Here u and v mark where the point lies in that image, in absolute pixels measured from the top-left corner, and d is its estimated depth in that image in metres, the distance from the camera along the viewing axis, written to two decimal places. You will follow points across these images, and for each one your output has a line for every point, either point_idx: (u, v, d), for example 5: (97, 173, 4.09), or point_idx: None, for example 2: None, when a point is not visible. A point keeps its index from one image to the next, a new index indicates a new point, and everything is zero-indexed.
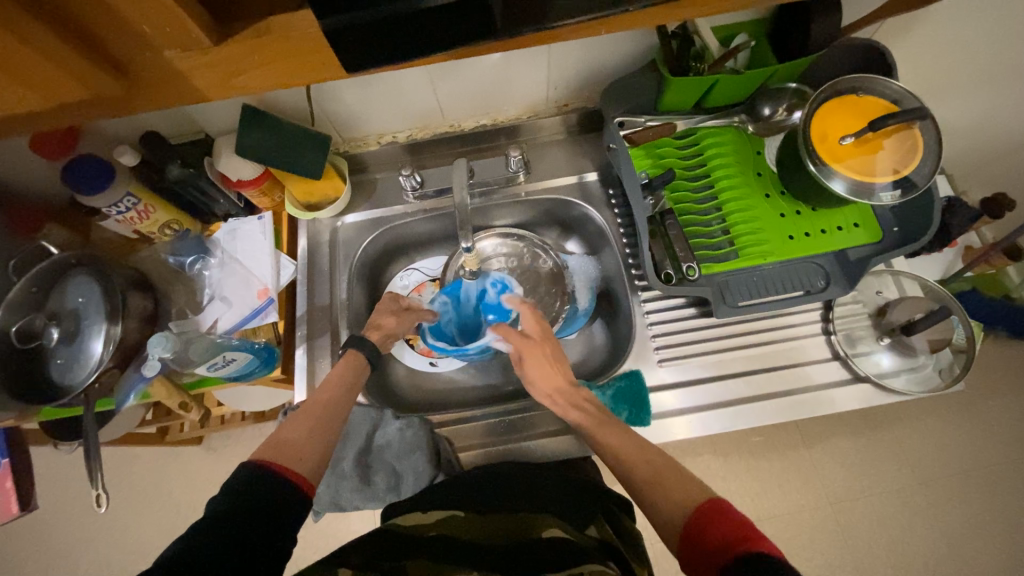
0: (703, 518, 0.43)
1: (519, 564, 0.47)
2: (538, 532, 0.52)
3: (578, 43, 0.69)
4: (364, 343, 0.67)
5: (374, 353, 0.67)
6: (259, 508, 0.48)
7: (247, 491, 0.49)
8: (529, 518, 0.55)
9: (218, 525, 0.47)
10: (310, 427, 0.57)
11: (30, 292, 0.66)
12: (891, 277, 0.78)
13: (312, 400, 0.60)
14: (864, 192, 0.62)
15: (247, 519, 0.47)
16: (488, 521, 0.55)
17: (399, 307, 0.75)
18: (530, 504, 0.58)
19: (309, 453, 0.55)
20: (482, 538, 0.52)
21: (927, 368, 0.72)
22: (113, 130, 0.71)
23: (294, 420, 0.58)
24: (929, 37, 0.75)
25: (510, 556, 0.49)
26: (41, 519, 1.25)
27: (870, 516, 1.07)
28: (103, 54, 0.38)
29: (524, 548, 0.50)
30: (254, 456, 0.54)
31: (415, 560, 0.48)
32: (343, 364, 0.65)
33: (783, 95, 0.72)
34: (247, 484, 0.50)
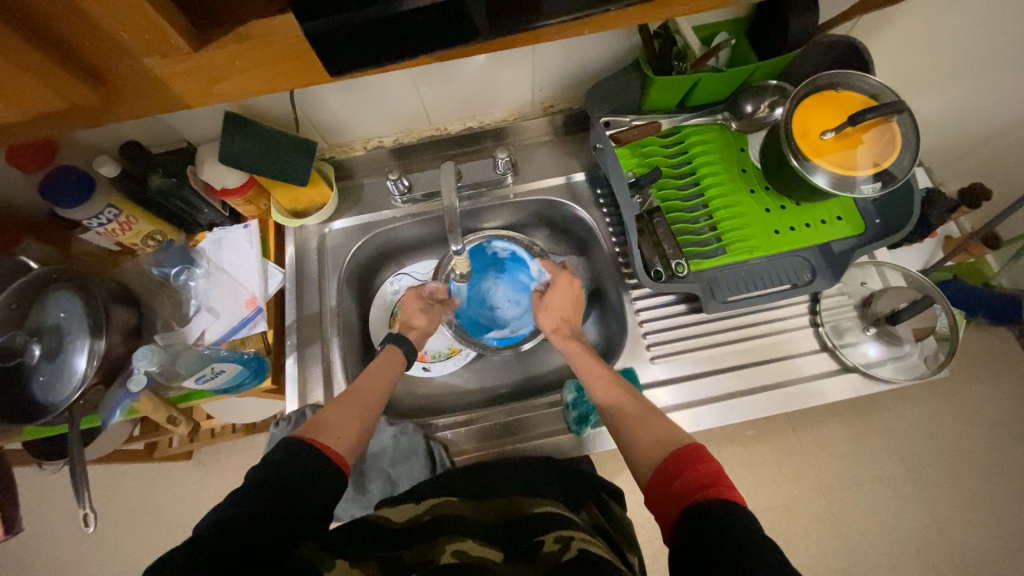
0: (683, 460, 0.47)
1: (519, 544, 0.48)
2: (534, 509, 0.52)
3: (562, 45, 0.69)
4: (403, 340, 0.71)
5: (411, 350, 0.71)
6: (289, 485, 0.48)
7: (284, 463, 0.49)
8: (523, 500, 0.55)
9: (248, 499, 0.46)
10: (348, 411, 0.58)
11: (8, 309, 0.64)
12: (875, 268, 0.79)
13: (357, 388, 0.62)
14: (846, 186, 0.64)
15: (281, 496, 0.47)
16: (482, 505, 0.55)
17: (425, 303, 0.79)
18: (523, 488, 0.58)
19: (348, 435, 0.56)
20: (481, 520, 0.52)
21: (912, 357, 0.74)
22: (91, 140, 0.70)
23: (336, 404, 0.58)
24: (903, 31, 0.77)
25: (513, 537, 0.49)
26: (26, 542, 1.21)
27: (862, 504, 1.09)
28: (79, 62, 0.37)
29: (525, 527, 0.51)
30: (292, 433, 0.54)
31: (412, 548, 0.48)
32: (380, 357, 0.68)
33: (766, 92, 0.72)
34: (287, 457, 0.50)
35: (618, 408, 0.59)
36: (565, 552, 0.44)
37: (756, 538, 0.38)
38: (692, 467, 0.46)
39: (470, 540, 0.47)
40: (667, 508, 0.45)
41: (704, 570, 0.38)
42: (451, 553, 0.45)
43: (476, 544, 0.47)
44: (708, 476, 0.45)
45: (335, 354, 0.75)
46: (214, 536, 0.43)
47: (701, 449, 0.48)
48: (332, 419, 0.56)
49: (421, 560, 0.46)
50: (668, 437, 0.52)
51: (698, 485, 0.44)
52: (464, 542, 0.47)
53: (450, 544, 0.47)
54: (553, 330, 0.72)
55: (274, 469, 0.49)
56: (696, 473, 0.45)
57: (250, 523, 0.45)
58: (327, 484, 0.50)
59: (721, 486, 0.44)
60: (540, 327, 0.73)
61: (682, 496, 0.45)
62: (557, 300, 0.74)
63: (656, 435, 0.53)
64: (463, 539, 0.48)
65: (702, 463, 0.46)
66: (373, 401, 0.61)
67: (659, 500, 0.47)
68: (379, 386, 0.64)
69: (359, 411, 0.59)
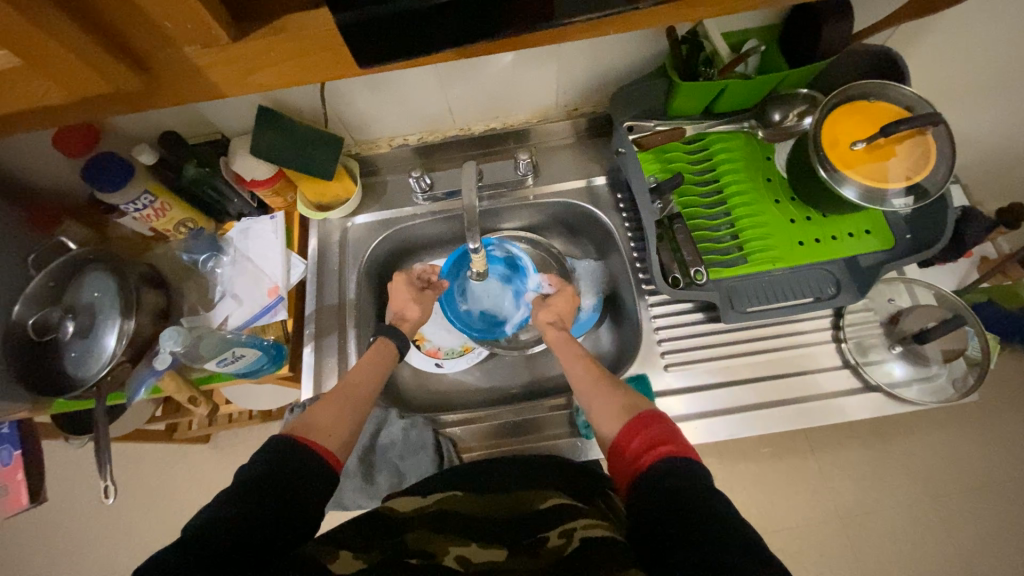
0: (642, 422, 0.51)
1: (521, 538, 0.49)
2: (539, 504, 0.53)
3: (587, 48, 0.70)
4: (393, 333, 0.70)
5: (402, 341, 0.71)
6: (277, 486, 0.47)
7: (273, 462, 0.49)
8: (527, 494, 0.56)
9: (245, 497, 0.45)
10: (340, 407, 0.58)
11: (47, 286, 0.68)
12: (904, 285, 0.76)
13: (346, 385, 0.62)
14: (876, 199, 0.62)
15: (273, 493, 0.46)
16: (484, 498, 0.56)
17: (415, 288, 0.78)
18: (529, 485, 0.58)
19: (339, 431, 0.56)
20: (485, 516, 0.53)
21: (940, 379, 0.71)
22: (131, 129, 0.73)
23: (325, 404, 0.58)
24: (942, 42, 0.75)
25: (515, 530, 0.50)
26: (50, 512, 1.26)
27: (881, 530, 1.05)
28: (125, 49, 0.39)
29: (532, 523, 0.51)
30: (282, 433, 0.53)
31: (414, 532, 0.49)
32: (372, 350, 0.68)
33: (794, 100, 0.71)
34: (274, 455, 0.49)
35: (591, 396, 0.59)
36: (568, 545, 0.45)
37: (707, 492, 0.42)
38: (650, 428, 0.50)
39: (475, 543, 0.48)
40: (627, 468, 0.49)
41: (662, 521, 0.42)
42: (453, 558, 0.45)
43: (478, 548, 0.47)
44: (664, 436, 0.48)
45: (351, 345, 0.77)
46: (208, 535, 0.42)
47: (656, 413, 0.52)
48: (321, 414, 0.57)
49: (421, 548, 0.46)
50: (633, 403, 0.55)
51: (652, 444, 0.48)
52: (467, 547, 0.47)
53: (453, 547, 0.47)
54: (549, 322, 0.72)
55: (262, 469, 0.48)
56: (651, 434, 0.49)
57: (242, 524, 0.44)
58: (320, 476, 0.50)
59: (678, 446, 0.47)
60: (534, 322, 0.74)
61: (639, 456, 0.48)
62: (560, 300, 0.75)
63: (622, 402, 0.56)
64: (467, 543, 0.48)
65: (655, 424, 0.50)
66: (365, 397, 0.62)
67: (618, 463, 0.51)
68: (368, 383, 0.64)
69: (343, 401, 0.59)
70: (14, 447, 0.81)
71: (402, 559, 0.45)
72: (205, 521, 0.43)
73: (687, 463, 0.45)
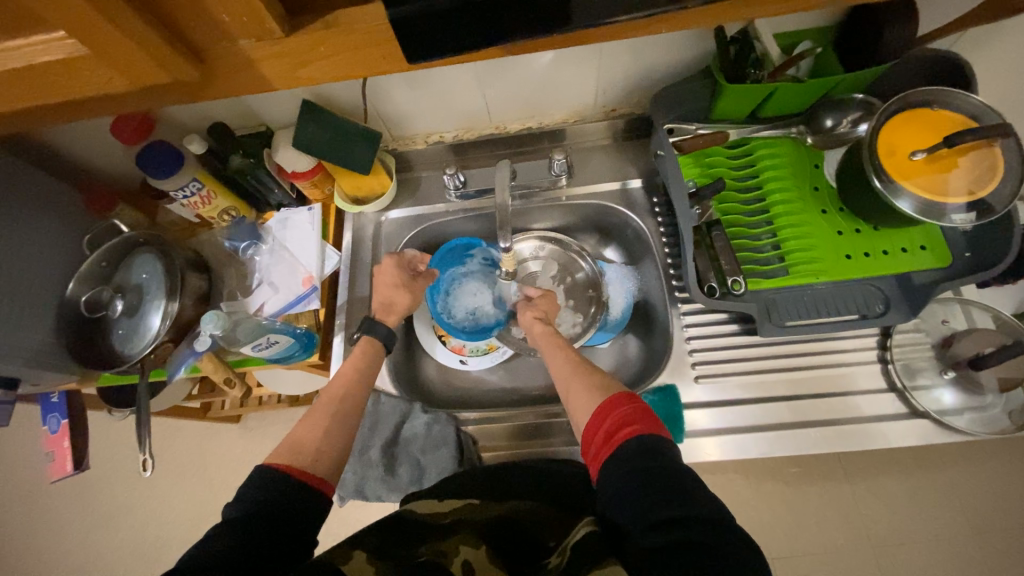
0: (613, 403, 0.52)
1: (528, 563, 0.50)
2: (550, 541, 0.52)
3: (629, 48, 0.68)
4: (374, 328, 0.70)
5: (386, 335, 0.70)
6: (268, 517, 0.47)
7: (265, 497, 0.49)
8: (542, 514, 0.54)
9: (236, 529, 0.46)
10: (325, 427, 0.58)
11: (101, 266, 0.72)
12: (960, 306, 0.71)
13: (328, 393, 0.63)
14: (935, 213, 0.58)
15: (265, 527, 0.46)
16: (499, 502, 0.55)
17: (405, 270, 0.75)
18: (535, 492, 0.57)
19: (336, 441, 0.57)
20: (493, 522, 0.53)
21: (995, 409, 0.66)
22: (182, 119, 0.76)
23: (309, 417, 0.59)
24: (1018, 49, 0.70)
25: (520, 554, 0.51)
26: (91, 479, 1.34)
27: (916, 564, 0.99)
28: (185, 42, 0.40)
29: (530, 555, 0.51)
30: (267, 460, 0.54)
31: (429, 545, 0.48)
32: (359, 349, 0.69)
33: (850, 106, 0.67)
34: (260, 486, 0.50)
35: (568, 377, 0.59)
36: (562, 558, 0.45)
37: (680, 472, 0.44)
38: (620, 407, 0.51)
39: (484, 549, 0.48)
40: (597, 448, 0.50)
41: (642, 502, 0.42)
42: (459, 562, 0.46)
43: (485, 557, 0.47)
44: (633, 414, 0.50)
45: None
46: (196, 563, 0.42)
47: (625, 394, 0.53)
48: (306, 436, 0.56)
49: (434, 551, 0.47)
50: (604, 383, 0.56)
51: (622, 424, 0.49)
52: (475, 550, 0.47)
53: (462, 549, 0.47)
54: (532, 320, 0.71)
55: (255, 505, 0.48)
56: (620, 413, 0.50)
57: (231, 552, 0.44)
58: (309, 499, 0.51)
59: (646, 421, 0.49)
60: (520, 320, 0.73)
61: (608, 438, 0.49)
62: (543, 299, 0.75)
63: (593, 382, 0.56)
64: (478, 545, 0.48)
65: (624, 406, 0.51)
66: (353, 407, 0.62)
67: (590, 442, 0.52)
68: (360, 383, 0.65)
69: (329, 410, 0.60)
70: (62, 416, 0.86)
71: (412, 557, 0.46)
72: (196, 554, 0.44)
73: (657, 438, 0.47)
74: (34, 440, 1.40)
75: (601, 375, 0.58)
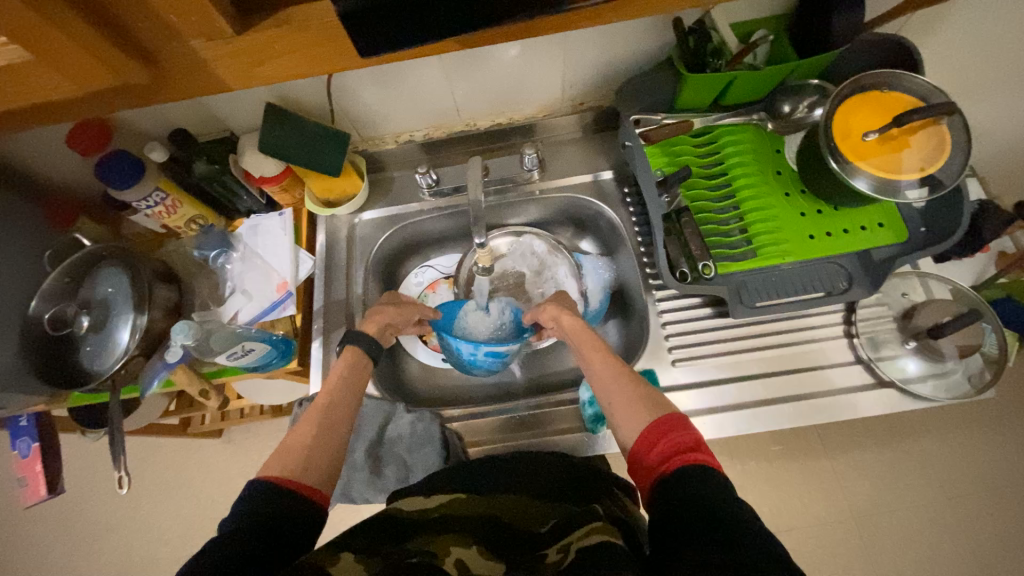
0: (666, 426, 0.50)
1: (521, 552, 0.48)
2: (541, 526, 0.52)
3: (593, 42, 0.69)
4: (360, 338, 0.68)
5: (371, 346, 0.68)
6: (262, 526, 0.46)
7: (259, 509, 0.48)
8: (529, 508, 0.54)
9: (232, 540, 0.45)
10: (314, 433, 0.56)
11: (63, 282, 0.70)
12: (918, 279, 0.74)
13: (314, 403, 0.60)
14: (889, 191, 0.60)
15: (260, 537, 0.46)
16: (490, 500, 0.55)
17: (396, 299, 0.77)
18: (532, 488, 0.57)
19: (329, 443, 0.57)
20: (481, 519, 0.52)
21: (956, 374, 0.69)
22: (141, 127, 0.74)
23: (298, 426, 0.57)
24: (960, 33, 0.73)
25: (507, 546, 0.49)
26: (67, 504, 1.29)
27: (894, 531, 1.03)
28: (134, 44, 0.39)
29: (529, 543, 0.49)
30: (259, 472, 0.52)
31: (415, 541, 0.48)
32: (341, 361, 0.66)
33: (806, 91, 0.70)
34: (256, 498, 0.49)
35: (611, 386, 0.58)
36: (565, 559, 0.45)
37: (730, 501, 0.43)
38: (674, 433, 0.49)
39: (475, 546, 0.47)
40: (646, 473, 0.49)
41: (689, 532, 0.41)
42: (452, 563, 0.45)
43: (479, 555, 0.46)
44: (689, 442, 0.48)
45: None
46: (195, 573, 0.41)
47: (679, 417, 0.51)
48: (295, 443, 0.55)
49: (423, 549, 0.47)
50: (653, 399, 0.55)
51: (677, 451, 0.48)
52: (468, 550, 0.47)
53: (454, 549, 0.47)
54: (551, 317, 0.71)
55: (250, 516, 0.47)
56: (674, 439, 0.49)
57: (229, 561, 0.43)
58: (305, 512, 0.50)
59: (701, 452, 0.47)
60: (538, 315, 0.73)
61: (660, 462, 0.48)
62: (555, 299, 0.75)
63: (642, 396, 0.55)
64: (469, 544, 0.48)
65: (681, 431, 0.49)
66: (344, 414, 0.60)
67: (638, 464, 0.50)
68: (346, 392, 0.63)
69: (317, 413, 0.59)
70: (31, 440, 0.83)
71: (404, 560, 0.45)
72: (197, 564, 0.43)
73: (714, 472, 0.45)
74: (4, 468, 1.35)
75: (649, 389, 0.57)
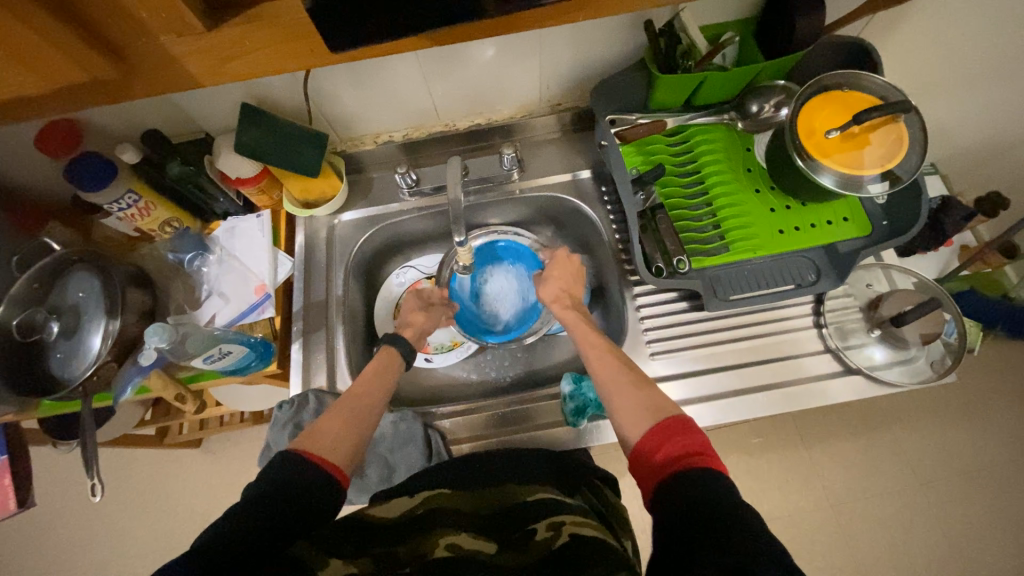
0: (672, 428, 0.50)
1: (510, 533, 0.50)
2: (528, 497, 0.54)
3: (569, 43, 0.71)
4: (398, 341, 0.70)
5: (408, 351, 0.70)
6: (278, 506, 0.46)
7: (281, 480, 0.48)
8: (516, 488, 0.56)
9: (253, 511, 0.45)
10: (345, 418, 0.57)
11: (32, 288, 0.68)
12: (881, 270, 0.77)
13: (347, 394, 0.61)
14: (853, 185, 0.63)
15: (279, 507, 0.46)
16: (477, 496, 0.56)
17: (424, 304, 0.80)
18: (517, 476, 0.58)
19: (345, 445, 0.54)
20: (471, 511, 0.53)
21: (919, 361, 0.72)
22: (114, 128, 0.73)
23: (331, 412, 0.57)
24: (918, 35, 0.77)
25: (503, 525, 0.51)
26: (38, 520, 1.25)
27: (871, 517, 1.06)
28: (102, 39, 0.39)
29: (517, 517, 0.52)
30: (290, 446, 0.52)
31: (407, 545, 0.48)
32: (376, 360, 0.68)
33: (772, 91, 0.73)
34: (279, 470, 0.49)
35: (612, 384, 0.59)
36: (556, 538, 0.46)
37: (734, 504, 0.42)
38: (680, 436, 0.49)
39: (465, 533, 0.49)
40: (648, 473, 0.49)
41: (688, 551, 0.40)
42: (443, 547, 0.47)
43: (469, 538, 0.49)
44: (696, 446, 0.48)
45: (339, 341, 0.77)
46: (210, 551, 0.41)
47: (687, 420, 0.51)
48: (326, 424, 0.55)
49: (414, 555, 0.46)
50: (658, 403, 0.55)
51: (682, 454, 0.48)
52: (459, 536, 0.49)
53: (443, 537, 0.48)
54: (554, 299, 0.73)
55: (271, 486, 0.47)
56: (682, 442, 0.49)
57: (246, 540, 0.43)
58: (326, 493, 0.49)
59: (708, 455, 0.47)
60: (541, 295, 0.75)
61: (666, 463, 0.48)
62: (558, 269, 0.76)
63: (644, 400, 0.55)
64: (458, 532, 0.49)
65: (689, 434, 0.49)
66: (372, 407, 0.61)
67: (641, 463, 0.50)
68: (375, 391, 0.63)
69: (350, 406, 0.59)
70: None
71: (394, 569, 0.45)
72: (211, 537, 0.43)
73: (721, 476, 0.45)
74: None
75: (653, 391, 0.57)
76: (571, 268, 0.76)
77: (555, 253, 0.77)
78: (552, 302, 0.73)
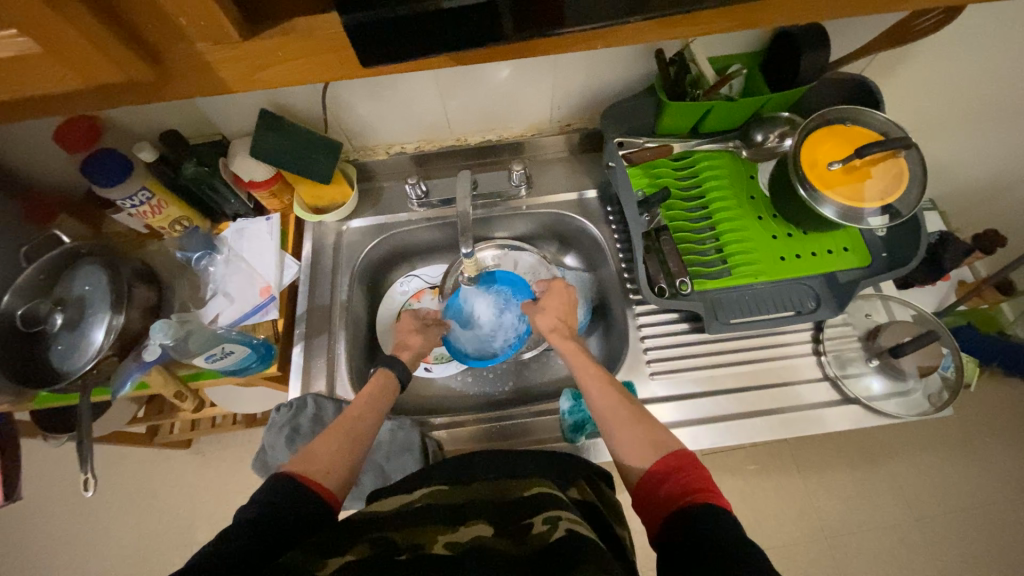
0: (677, 464, 0.50)
1: (507, 522, 0.49)
2: (523, 492, 0.53)
3: (581, 68, 0.73)
4: (395, 364, 0.70)
5: (405, 373, 0.70)
6: (275, 526, 0.46)
7: (273, 500, 0.48)
8: (512, 484, 0.55)
9: (248, 532, 0.45)
10: (339, 443, 0.57)
11: (38, 279, 0.69)
12: (881, 301, 0.78)
13: (342, 417, 0.61)
14: (854, 217, 0.64)
15: (274, 532, 0.45)
16: (468, 488, 0.55)
17: (421, 324, 0.80)
18: (512, 475, 0.58)
19: (339, 469, 0.55)
20: (467, 501, 0.53)
21: (916, 394, 0.72)
22: (133, 127, 0.74)
23: (326, 435, 0.57)
24: (920, 75, 0.80)
25: (501, 515, 0.50)
26: (19, 516, 1.22)
27: (866, 552, 1.05)
28: (141, 42, 0.41)
29: (514, 509, 0.51)
30: (284, 468, 0.53)
31: (399, 530, 0.47)
32: (374, 383, 0.67)
33: (776, 122, 0.74)
34: (270, 492, 0.49)
35: (612, 418, 0.59)
36: (553, 532, 0.45)
37: (738, 538, 0.41)
38: (685, 472, 0.49)
39: (461, 530, 0.47)
40: (654, 508, 0.49)
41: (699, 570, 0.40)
42: (443, 545, 0.45)
43: (467, 529, 0.47)
44: (699, 482, 0.48)
45: (341, 346, 0.77)
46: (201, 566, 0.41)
47: (690, 455, 0.51)
48: (321, 447, 0.55)
49: (410, 543, 0.45)
50: (661, 438, 0.55)
51: (688, 489, 0.48)
52: (452, 534, 0.47)
53: (442, 535, 0.46)
54: (552, 329, 0.74)
55: (265, 508, 0.47)
56: (687, 478, 0.48)
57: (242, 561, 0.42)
58: (320, 520, 0.50)
59: (712, 492, 0.47)
60: (536, 328, 0.75)
61: (674, 498, 0.48)
62: (553, 300, 0.77)
63: (646, 434, 0.56)
64: (455, 530, 0.48)
65: (692, 470, 0.49)
66: (368, 434, 0.61)
67: (647, 499, 0.50)
68: (366, 416, 0.62)
69: (343, 431, 0.58)
70: None
71: (392, 556, 0.43)
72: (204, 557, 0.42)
73: (723, 510, 0.44)
74: None
75: (653, 425, 0.57)
76: (563, 296, 0.77)
77: (550, 282, 0.79)
78: (550, 330, 0.74)
